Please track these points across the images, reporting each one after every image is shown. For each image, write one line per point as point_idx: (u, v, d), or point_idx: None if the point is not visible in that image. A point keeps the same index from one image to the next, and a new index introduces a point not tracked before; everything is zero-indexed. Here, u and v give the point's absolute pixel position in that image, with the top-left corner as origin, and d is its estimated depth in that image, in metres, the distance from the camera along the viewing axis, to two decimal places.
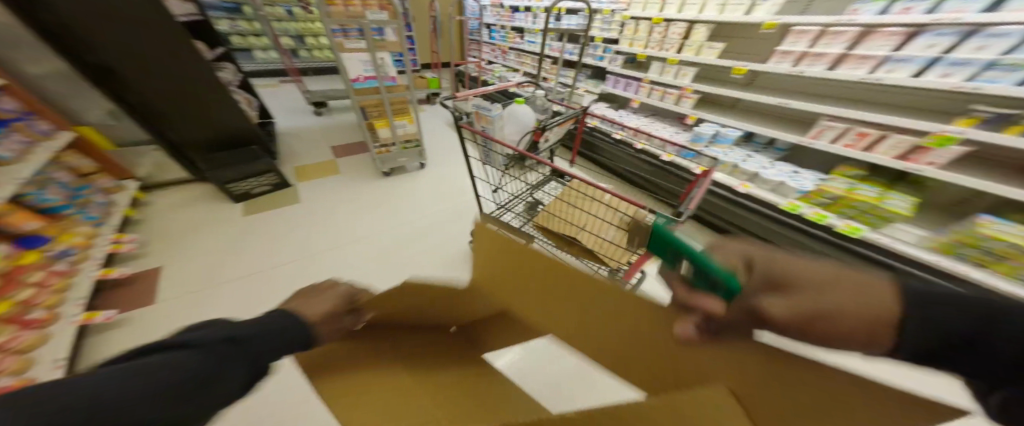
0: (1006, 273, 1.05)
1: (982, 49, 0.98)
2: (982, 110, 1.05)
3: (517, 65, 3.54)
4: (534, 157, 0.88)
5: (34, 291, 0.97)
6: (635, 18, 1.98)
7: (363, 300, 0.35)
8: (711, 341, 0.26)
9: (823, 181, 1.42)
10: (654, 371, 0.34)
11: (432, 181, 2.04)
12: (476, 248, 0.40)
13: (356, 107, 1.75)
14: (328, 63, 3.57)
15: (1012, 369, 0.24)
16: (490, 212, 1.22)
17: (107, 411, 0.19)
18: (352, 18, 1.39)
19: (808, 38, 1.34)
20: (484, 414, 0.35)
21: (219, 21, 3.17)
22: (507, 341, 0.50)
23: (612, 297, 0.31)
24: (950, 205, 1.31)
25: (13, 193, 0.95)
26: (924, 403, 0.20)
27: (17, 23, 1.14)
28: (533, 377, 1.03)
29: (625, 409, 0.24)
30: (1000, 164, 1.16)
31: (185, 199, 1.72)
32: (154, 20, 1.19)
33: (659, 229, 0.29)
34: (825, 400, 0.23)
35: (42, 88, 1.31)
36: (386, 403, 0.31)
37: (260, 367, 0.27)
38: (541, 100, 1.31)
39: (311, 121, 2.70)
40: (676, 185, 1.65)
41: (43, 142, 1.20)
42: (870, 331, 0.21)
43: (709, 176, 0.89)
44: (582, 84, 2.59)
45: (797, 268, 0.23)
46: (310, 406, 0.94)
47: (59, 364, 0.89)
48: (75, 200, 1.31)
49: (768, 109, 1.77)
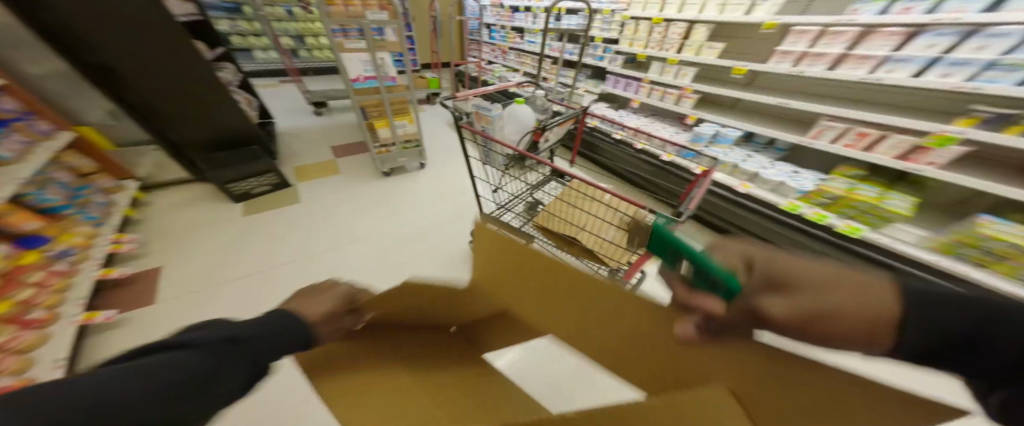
0: (1006, 272, 1.05)
1: (982, 49, 0.98)
2: (982, 110, 1.05)
3: (517, 65, 3.54)
4: (534, 157, 0.88)
5: (35, 291, 0.97)
6: (635, 18, 1.98)
7: (363, 300, 0.35)
8: (712, 341, 0.26)
9: (823, 181, 1.42)
10: (654, 372, 0.34)
11: (431, 181, 2.04)
12: (476, 248, 0.40)
13: (355, 107, 1.75)
14: (328, 63, 3.57)
15: (1011, 369, 0.24)
16: (490, 212, 1.22)
17: (108, 410, 0.19)
18: (351, 19, 1.38)
19: (808, 38, 1.34)
20: (484, 414, 0.35)
21: (219, 21, 3.17)
22: (507, 341, 0.50)
23: (613, 297, 0.31)
24: (951, 206, 1.31)
25: (12, 193, 0.95)
26: (924, 404, 0.20)
27: (16, 23, 1.14)
28: (533, 377, 1.03)
29: (625, 409, 0.24)
30: (1001, 164, 1.16)
31: (184, 199, 1.72)
32: (154, 20, 1.19)
33: (659, 229, 0.29)
34: (825, 400, 0.23)
35: (41, 87, 1.31)
36: (385, 403, 0.31)
37: (260, 367, 0.27)
38: (541, 100, 1.31)
39: (312, 121, 2.70)
40: (676, 185, 1.65)
41: (43, 142, 1.20)
42: (870, 331, 0.21)
43: (709, 176, 0.89)
44: (582, 84, 2.59)
45: (798, 268, 0.23)
46: (311, 406, 0.94)
47: (59, 364, 0.89)
48: (76, 200, 1.31)
49: (768, 109, 1.77)
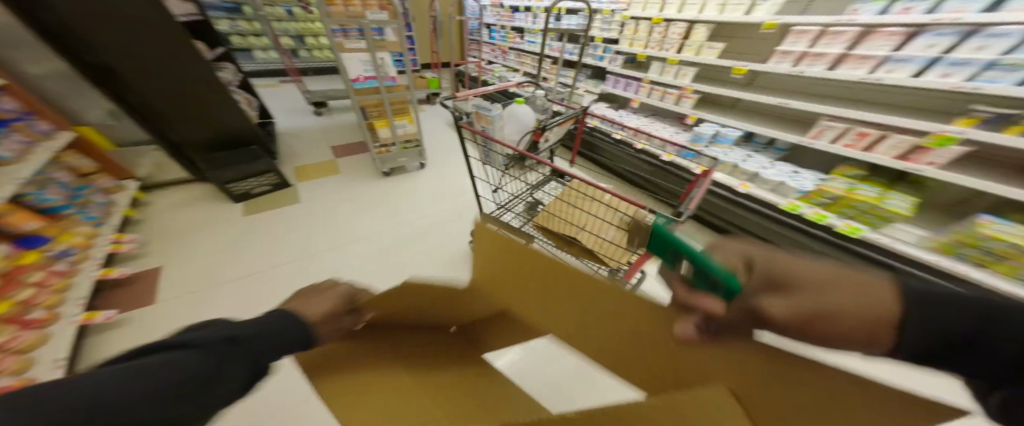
0: (1007, 273, 1.05)
1: (982, 49, 0.98)
2: (982, 110, 1.05)
3: (517, 65, 3.54)
4: (534, 157, 0.88)
5: (34, 291, 0.97)
6: (635, 18, 1.97)
7: (364, 300, 0.35)
8: (712, 342, 0.27)
9: (823, 181, 1.42)
10: (654, 372, 0.34)
11: (432, 181, 2.04)
12: (476, 248, 0.40)
13: (355, 107, 1.75)
14: (328, 63, 3.57)
15: (1012, 369, 0.24)
16: (490, 212, 1.22)
17: (109, 409, 0.19)
18: (351, 19, 1.38)
19: (808, 38, 1.34)
20: (484, 414, 0.35)
21: (219, 21, 3.17)
22: (507, 341, 0.50)
23: (613, 297, 0.31)
24: (951, 206, 1.31)
25: (12, 193, 0.95)
26: (925, 404, 0.20)
27: (16, 23, 1.14)
28: (533, 377, 1.03)
29: (624, 409, 0.24)
30: (1001, 164, 1.16)
31: (184, 199, 1.72)
32: (154, 21, 1.19)
33: (659, 229, 0.29)
34: (825, 400, 0.23)
35: (41, 87, 1.31)
36: (385, 403, 0.31)
37: (261, 367, 0.27)
38: (540, 100, 1.31)
39: (312, 121, 2.70)
40: (676, 185, 1.65)
41: (43, 142, 1.19)
42: (871, 331, 0.21)
43: (710, 176, 0.89)
44: (582, 84, 2.59)
45: (798, 268, 0.24)
46: (311, 406, 0.94)
47: (59, 364, 0.89)
48: (76, 200, 1.31)
49: (768, 109, 1.77)
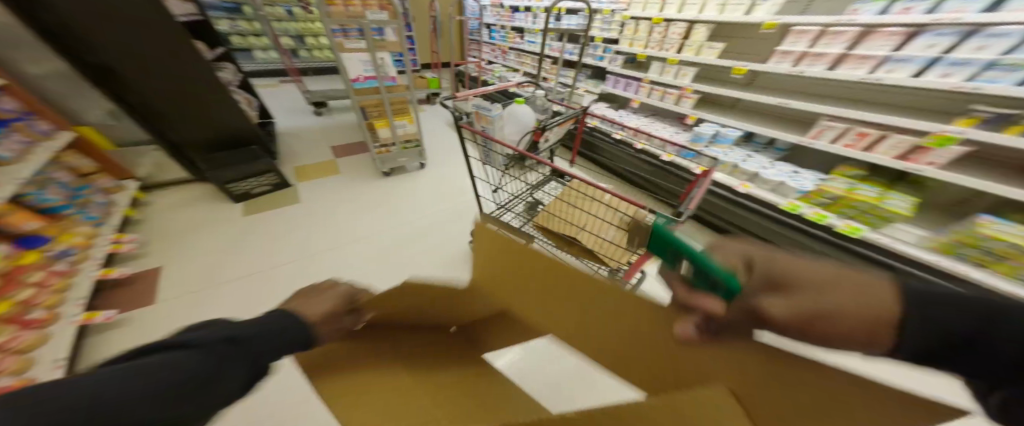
0: (1006, 272, 1.05)
1: (982, 49, 0.98)
2: (982, 110, 1.05)
3: (517, 65, 3.54)
4: (535, 157, 0.88)
5: (34, 291, 0.97)
6: (634, 17, 1.97)
7: (364, 300, 0.35)
8: (712, 341, 0.27)
9: (823, 181, 1.41)
10: (654, 372, 0.34)
11: (431, 181, 2.04)
12: (476, 248, 0.40)
13: (355, 107, 1.74)
14: (328, 63, 3.57)
15: (1011, 369, 0.24)
16: (490, 212, 1.22)
17: (108, 409, 0.19)
18: (351, 19, 1.39)
19: (808, 38, 1.34)
20: (484, 414, 0.35)
21: (219, 21, 3.17)
22: (507, 341, 0.50)
23: (612, 297, 0.31)
24: (951, 206, 1.31)
25: (13, 193, 0.95)
26: (924, 403, 0.20)
27: (16, 23, 1.14)
28: (533, 377, 1.03)
29: (625, 409, 0.24)
30: (1001, 164, 1.16)
31: (183, 199, 1.72)
32: (154, 21, 1.19)
33: (659, 228, 0.29)
34: (825, 400, 0.23)
35: (41, 87, 1.31)
36: (385, 403, 0.31)
37: (260, 367, 0.27)
38: (540, 100, 1.31)
39: (312, 121, 2.70)
40: (676, 185, 1.65)
41: (43, 142, 1.19)
42: (871, 331, 0.21)
43: (710, 176, 0.89)
44: (582, 84, 2.59)
45: (798, 268, 0.23)
46: (311, 406, 0.94)
47: (58, 364, 0.89)
48: (75, 200, 1.31)
49: (768, 109, 1.77)
